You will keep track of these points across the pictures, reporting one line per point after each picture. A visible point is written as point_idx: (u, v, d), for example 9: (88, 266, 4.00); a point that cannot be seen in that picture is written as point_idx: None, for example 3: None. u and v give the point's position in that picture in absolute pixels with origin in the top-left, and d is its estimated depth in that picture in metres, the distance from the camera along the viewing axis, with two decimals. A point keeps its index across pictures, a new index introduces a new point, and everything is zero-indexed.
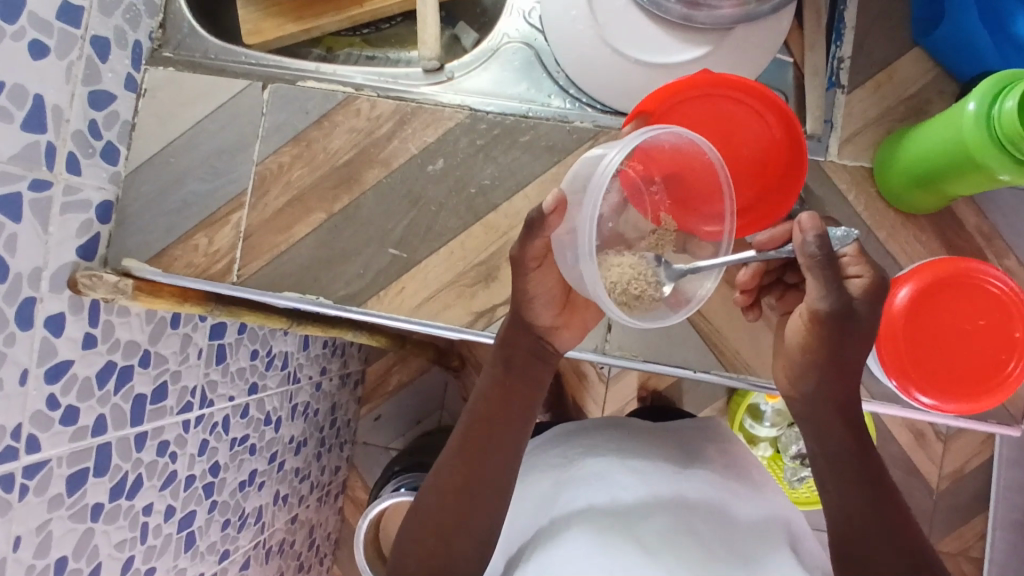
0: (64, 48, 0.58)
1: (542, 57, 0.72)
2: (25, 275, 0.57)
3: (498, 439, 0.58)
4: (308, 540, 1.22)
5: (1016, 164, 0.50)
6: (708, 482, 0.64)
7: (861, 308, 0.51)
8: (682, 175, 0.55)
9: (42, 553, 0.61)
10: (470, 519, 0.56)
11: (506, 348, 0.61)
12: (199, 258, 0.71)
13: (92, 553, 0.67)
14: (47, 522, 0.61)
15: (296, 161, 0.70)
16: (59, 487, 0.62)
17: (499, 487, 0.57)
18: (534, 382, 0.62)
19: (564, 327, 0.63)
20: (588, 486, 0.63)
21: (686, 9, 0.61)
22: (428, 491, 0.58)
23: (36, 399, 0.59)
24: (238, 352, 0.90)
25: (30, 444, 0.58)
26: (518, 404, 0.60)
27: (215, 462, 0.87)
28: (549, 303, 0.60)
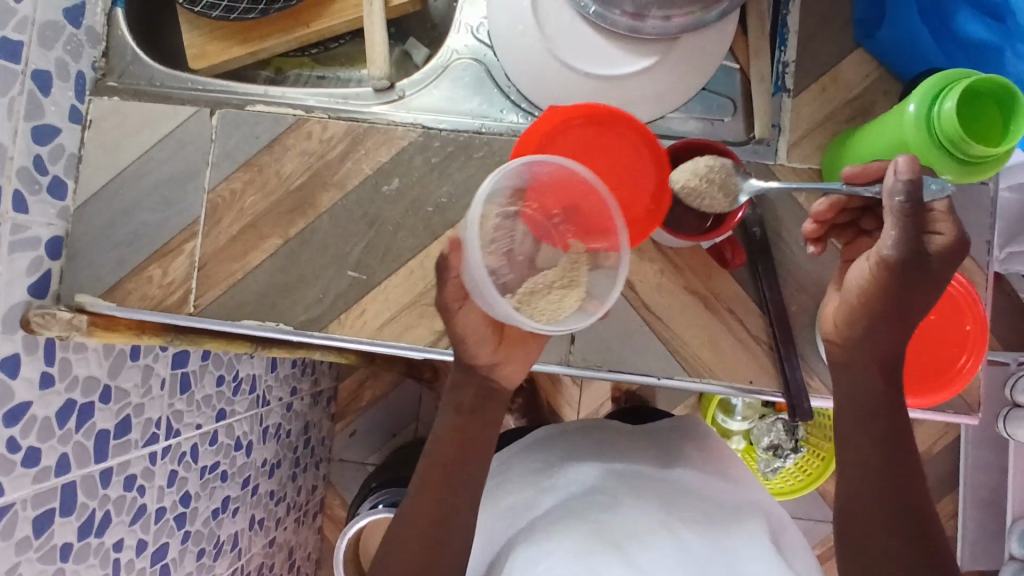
0: (4, 85, 0.56)
1: (492, 71, 0.72)
2: None
3: (461, 478, 0.61)
4: (288, 561, 1.21)
5: (957, 164, 0.51)
6: (688, 482, 0.64)
7: (933, 263, 0.56)
8: (577, 200, 0.58)
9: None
10: (442, 556, 0.57)
11: (457, 391, 0.64)
12: (154, 290, 0.69)
13: None
14: (16, 566, 0.60)
15: (249, 186, 0.69)
16: (25, 530, 0.60)
17: (465, 521, 0.59)
18: (490, 425, 0.64)
19: (506, 361, 0.64)
20: (565, 493, 0.62)
21: (633, 20, 0.61)
22: (397, 537, 0.58)
23: None
24: (203, 379, 0.88)
25: None
26: (474, 445, 0.63)
27: (186, 492, 0.86)
28: (484, 339, 0.62)
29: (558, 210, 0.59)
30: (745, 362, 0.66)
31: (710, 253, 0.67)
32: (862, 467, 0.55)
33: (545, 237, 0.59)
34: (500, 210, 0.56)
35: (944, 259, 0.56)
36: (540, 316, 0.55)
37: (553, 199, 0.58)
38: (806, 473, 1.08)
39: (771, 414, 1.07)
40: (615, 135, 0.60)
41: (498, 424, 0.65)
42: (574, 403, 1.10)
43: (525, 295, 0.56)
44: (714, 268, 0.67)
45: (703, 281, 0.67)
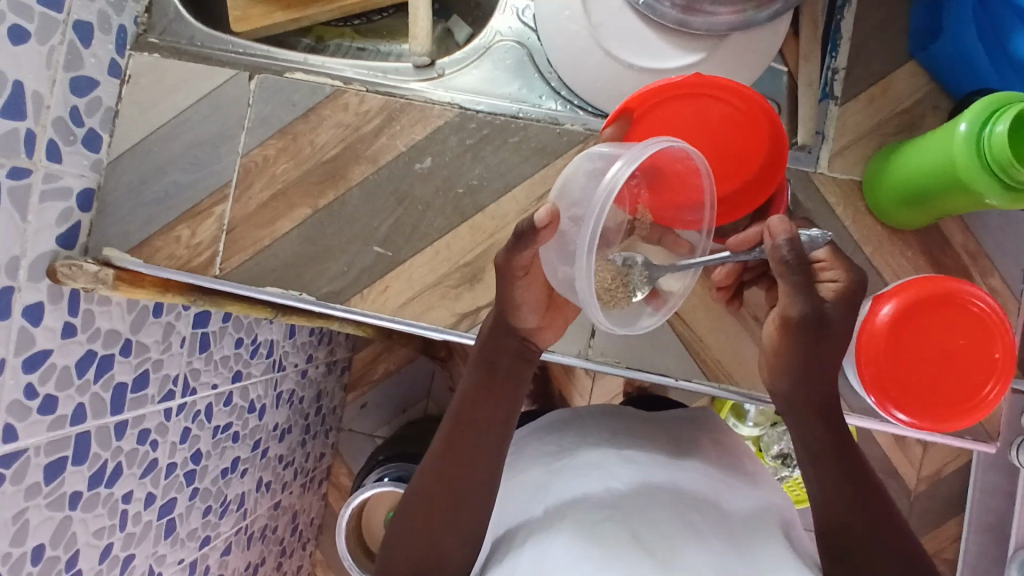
0: (44, 34, 0.57)
1: (534, 56, 0.71)
2: (3, 265, 0.56)
3: (478, 437, 0.59)
4: (291, 525, 1.23)
5: (1004, 189, 0.50)
6: (707, 476, 0.63)
7: (836, 317, 0.52)
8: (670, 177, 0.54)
9: (19, 542, 0.61)
10: (455, 524, 0.56)
11: (491, 351, 0.62)
12: (181, 250, 0.70)
13: (69, 541, 0.67)
14: (24, 511, 0.61)
15: (281, 154, 0.69)
16: (36, 476, 0.62)
17: (484, 488, 0.58)
18: (518, 384, 0.62)
19: (545, 329, 0.63)
20: (578, 477, 0.61)
21: (683, 14, 0.61)
22: (412, 501, 0.58)
23: (12, 389, 0.58)
24: (222, 340, 0.89)
25: (6, 434, 0.58)
26: (492, 415, 0.60)
27: (197, 450, 0.87)
28: (535, 308, 0.61)
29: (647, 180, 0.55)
30: None
31: None
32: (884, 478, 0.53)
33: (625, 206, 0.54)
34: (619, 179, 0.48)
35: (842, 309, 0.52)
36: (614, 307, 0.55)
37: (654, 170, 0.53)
38: None
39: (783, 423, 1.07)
40: (703, 100, 0.59)
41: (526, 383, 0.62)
42: (585, 394, 1.10)
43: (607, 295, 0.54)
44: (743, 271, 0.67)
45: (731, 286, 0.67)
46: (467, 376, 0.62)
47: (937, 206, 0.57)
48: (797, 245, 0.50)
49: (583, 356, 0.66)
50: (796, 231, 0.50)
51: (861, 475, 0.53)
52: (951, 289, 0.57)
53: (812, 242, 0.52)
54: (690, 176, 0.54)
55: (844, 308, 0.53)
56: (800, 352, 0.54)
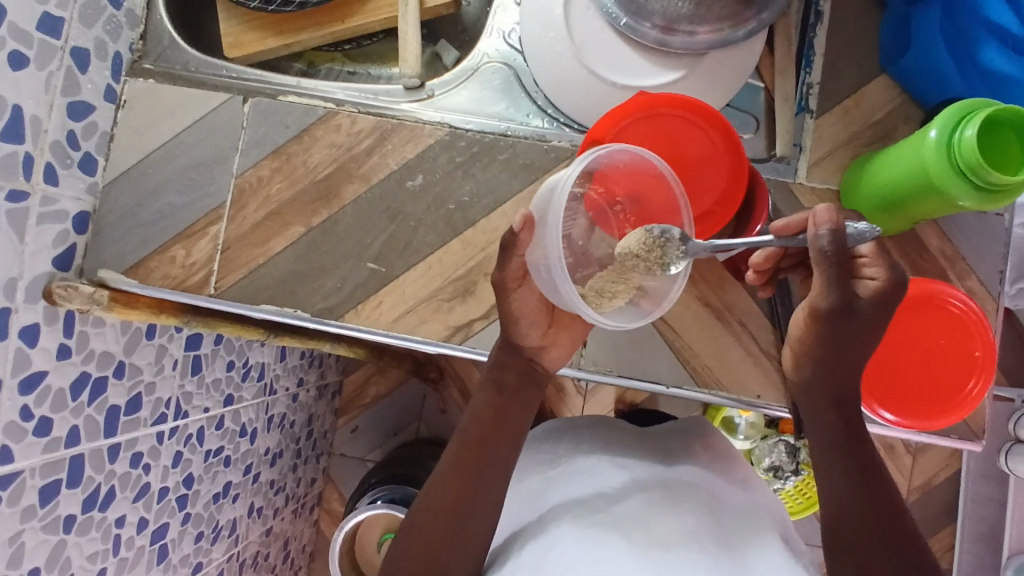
0: (43, 60, 0.58)
1: (521, 76, 0.73)
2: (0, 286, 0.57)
3: (489, 453, 0.60)
4: (283, 552, 1.22)
5: (975, 192, 0.52)
6: (702, 478, 0.63)
7: (867, 311, 0.52)
8: (642, 191, 0.58)
9: (15, 565, 0.61)
10: (467, 533, 0.56)
11: (498, 370, 0.63)
12: (176, 270, 0.71)
13: (64, 565, 0.67)
14: (20, 533, 0.61)
15: (275, 174, 0.71)
16: (32, 498, 0.61)
17: (491, 501, 0.58)
18: (527, 406, 0.63)
19: (553, 345, 0.64)
20: (576, 482, 0.62)
21: (662, 33, 0.63)
22: (422, 514, 0.58)
23: (9, 411, 0.58)
24: (214, 363, 0.90)
25: (2, 455, 0.58)
26: (503, 431, 0.61)
27: (189, 474, 0.87)
28: (535, 322, 0.62)
29: (620, 196, 0.59)
30: (754, 375, 0.67)
31: (724, 264, 0.68)
32: (877, 471, 0.54)
33: (601, 222, 0.59)
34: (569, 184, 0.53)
35: (875, 306, 0.51)
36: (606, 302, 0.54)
37: (617, 186, 0.58)
38: (806, 496, 1.08)
39: (773, 435, 1.09)
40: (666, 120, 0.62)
41: (534, 406, 0.64)
42: (577, 412, 1.10)
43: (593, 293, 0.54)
44: (727, 279, 0.68)
45: (717, 293, 0.68)
46: (480, 395, 0.63)
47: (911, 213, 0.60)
48: (839, 237, 0.49)
49: (578, 368, 0.67)
50: (841, 224, 0.49)
51: (864, 475, 0.54)
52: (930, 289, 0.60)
53: (858, 235, 0.49)
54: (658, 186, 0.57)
55: (879, 306, 0.52)
56: (826, 342, 0.54)
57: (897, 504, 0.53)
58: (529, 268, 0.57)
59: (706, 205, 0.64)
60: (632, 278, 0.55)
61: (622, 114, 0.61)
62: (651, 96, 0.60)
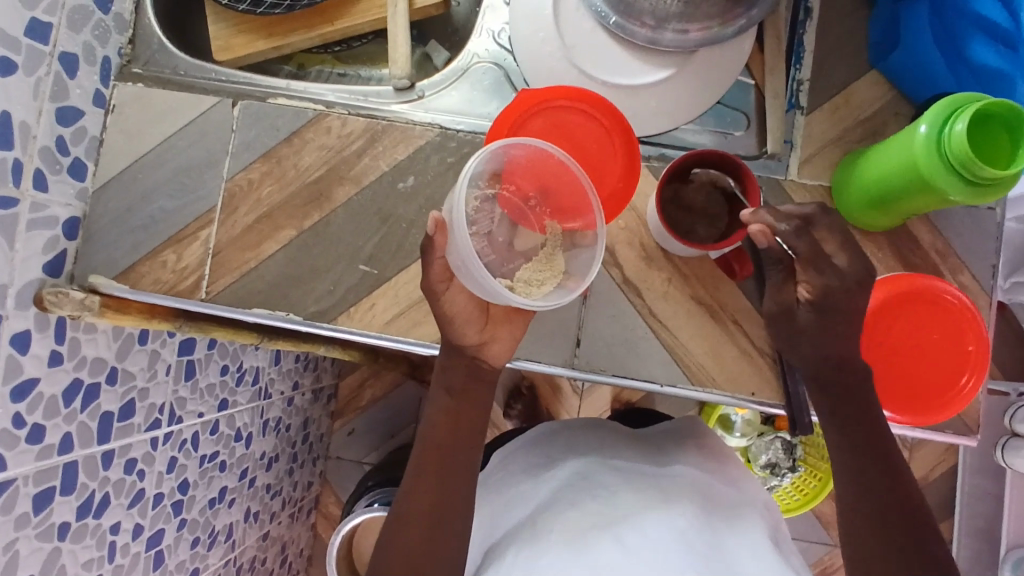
0: (31, 65, 0.58)
1: (511, 76, 0.72)
2: None
3: (454, 460, 0.61)
4: (279, 556, 1.23)
5: (966, 186, 0.52)
6: (689, 475, 0.64)
7: None
8: (548, 181, 0.59)
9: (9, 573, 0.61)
10: (447, 540, 0.57)
11: (447, 376, 0.64)
12: (167, 274, 0.70)
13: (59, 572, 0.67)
14: (14, 541, 0.61)
15: (266, 178, 0.70)
16: (25, 506, 0.61)
17: (462, 507, 0.59)
18: (480, 408, 0.65)
19: (493, 340, 0.65)
20: (568, 484, 0.62)
21: (653, 32, 0.63)
22: (396, 528, 0.58)
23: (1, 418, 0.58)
24: (207, 367, 0.91)
25: None
26: (464, 435, 0.63)
27: (184, 479, 0.89)
28: (471, 321, 0.62)
29: (531, 193, 0.60)
30: (747, 373, 0.67)
31: (716, 263, 0.68)
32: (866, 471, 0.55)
33: (517, 219, 0.60)
34: (479, 194, 0.57)
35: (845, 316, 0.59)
36: (526, 291, 0.55)
37: (524, 182, 0.59)
38: (802, 493, 1.07)
39: (769, 433, 1.09)
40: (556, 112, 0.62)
41: (487, 405, 0.65)
42: (573, 413, 1.10)
43: (520, 283, 0.56)
44: (719, 277, 0.68)
45: (709, 291, 0.68)
46: (433, 402, 0.64)
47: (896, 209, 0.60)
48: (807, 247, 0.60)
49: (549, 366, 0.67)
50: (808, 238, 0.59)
51: None
52: (929, 286, 0.59)
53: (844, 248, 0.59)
54: (556, 170, 0.58)
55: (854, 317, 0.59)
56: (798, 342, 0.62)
57: (885, 499, 0.54)
58: (454, 271, 0.59)
59: (612, 190, 0.64)
60: (557, 264, 0.59)
61: (519, 110, 0.62)
62: (533, 91, 0.61)
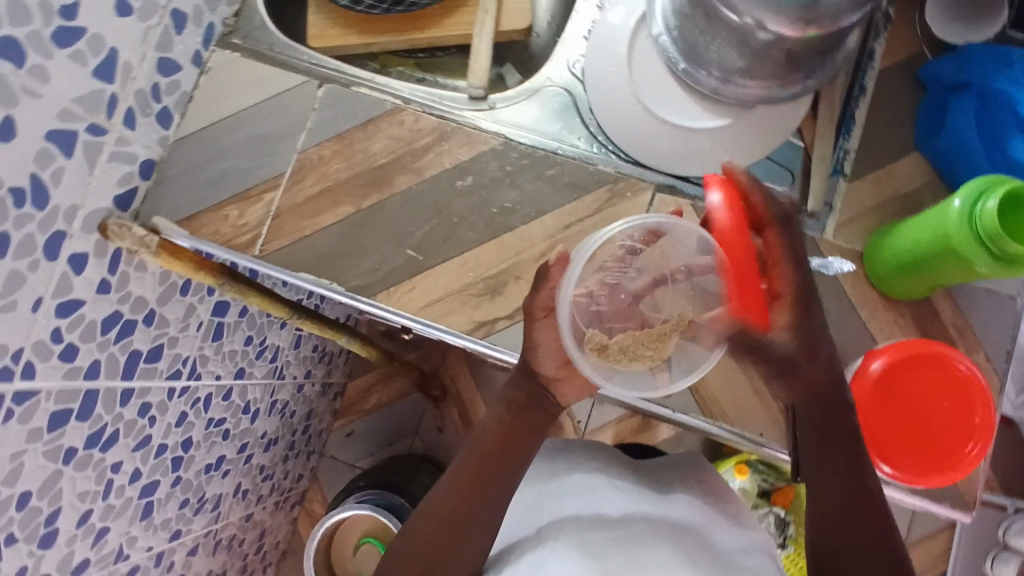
0: (146, 14, 0.66)
1: (578, 104, 0.76)
2: (62, 210, 0.63)
3: (493, 474, 0.63)
4: (257, 542, 1.24)
5: (994, 260, 0.55)
6: (694, 508, 0.65)
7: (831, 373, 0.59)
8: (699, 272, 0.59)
9: (11, 482, 0.67)
10: (459, 546, 0.60)
11: (512, 390, 0.66)
12: (226, 228, 0.74)
13: (54, 496, 0.73)
14: (22, 452, 0.67)
15: (336, 156, 0.75)
16: (41, 420, 0.68)
17: (487, 520, 0.61)
18: (536, 426, 0.66)
19: (564, 378, 0.65)
20: (573, 499, 0.65)
21: (717, 83, 0.68)
22: (421, 520, 0.62)
23: (41, 329, 0.65)
24: (234, 334, 0.97)
25: (25, 370, 0.64)
26: (512, 448, 0.64)
27: (188, 438, 0.94)
28: (552, 352, 0.64)
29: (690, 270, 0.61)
30: (758, 413, 0.69)
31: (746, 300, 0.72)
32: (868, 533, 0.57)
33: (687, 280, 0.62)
34: (627, 243, 0.62)
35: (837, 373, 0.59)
36: (614, 358, 0.60)
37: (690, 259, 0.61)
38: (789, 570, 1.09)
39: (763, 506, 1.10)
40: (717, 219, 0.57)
41: (542, 428, 0.66)
42: None
43: (618, 352, 0.60)
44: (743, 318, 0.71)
45: None
46: (492, 412, 0.66)
47: (907, 279, 0.64)
48: None
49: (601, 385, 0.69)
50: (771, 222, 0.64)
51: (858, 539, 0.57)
52: (938, 353, 0.61)
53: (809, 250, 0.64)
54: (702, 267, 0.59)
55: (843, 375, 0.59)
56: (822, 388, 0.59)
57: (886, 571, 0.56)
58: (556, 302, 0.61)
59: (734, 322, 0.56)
60: (664, 350, 0.61)
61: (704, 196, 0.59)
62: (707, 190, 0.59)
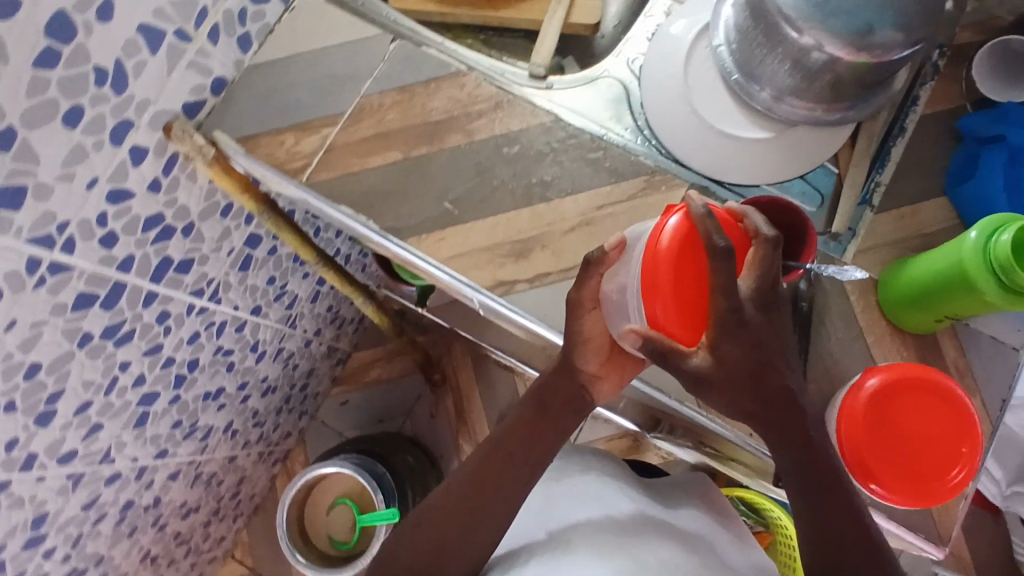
0: None
1: (630, 98, 0.80)
2: (135, 100, 0.67)
3: (515, 463, 0.76)
4: (234, 486, 1.25)
5: (1003, 290, 0.59)
6: (689, 523, 0.79)
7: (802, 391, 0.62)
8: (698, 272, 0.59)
9: (27, 348, 0.69)
10: (480, 519, 0.73)
11: (542, 392, 0.76)
12: (280, 152, 0.78)
13: (62, 376, 0.76)
14: (43, 322, 0.70)
15: (395, 106, 0.78)
16: (67, 297, 0.71)
17: (508, 501, 0.74)
18: (561, 425, 0.77)
19: (604, 378, 0.74)
20: (586, 503, 0.79)
21: (769, 99, 0.71)
22: (442, 500, 0.76)
23: (90, 207, 0.68)
24: (259, 270, 1.00)
25: (66, 242, 0.67)
26: (536, 444, 0.76)
27: (195, 359, 0.96)
28: (594, 354, 0.72)
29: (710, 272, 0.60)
30: None
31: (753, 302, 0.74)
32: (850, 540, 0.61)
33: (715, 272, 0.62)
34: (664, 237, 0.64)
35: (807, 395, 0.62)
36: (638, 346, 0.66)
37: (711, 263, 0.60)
38: None
39: None
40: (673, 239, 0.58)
41: (567, 428, 0.77)
42: None
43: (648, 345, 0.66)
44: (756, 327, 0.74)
45: None
46: (521, 407, 0.78)
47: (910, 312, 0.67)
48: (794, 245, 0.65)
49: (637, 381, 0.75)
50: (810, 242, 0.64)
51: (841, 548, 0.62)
52: (927, 376, 0.63)
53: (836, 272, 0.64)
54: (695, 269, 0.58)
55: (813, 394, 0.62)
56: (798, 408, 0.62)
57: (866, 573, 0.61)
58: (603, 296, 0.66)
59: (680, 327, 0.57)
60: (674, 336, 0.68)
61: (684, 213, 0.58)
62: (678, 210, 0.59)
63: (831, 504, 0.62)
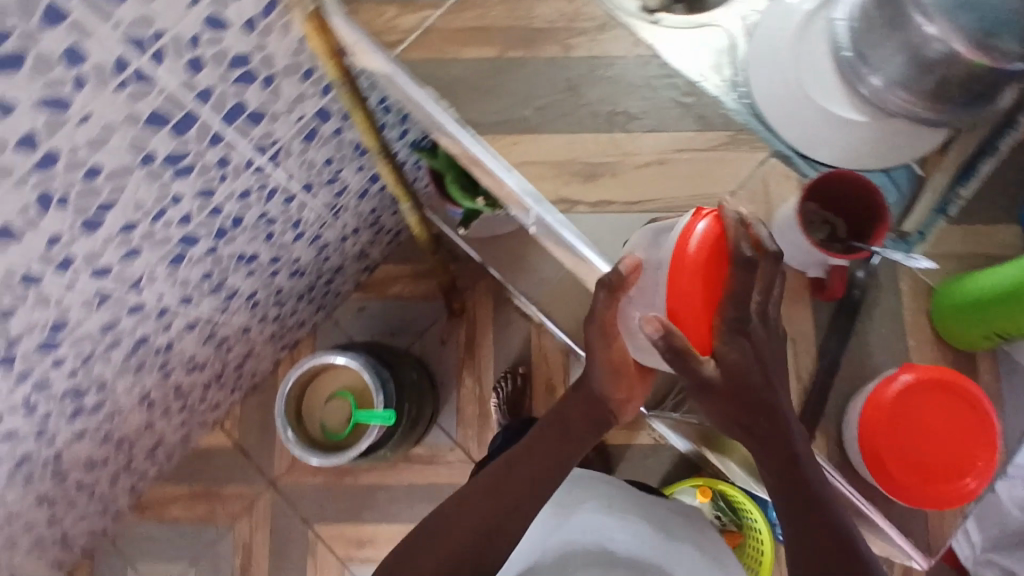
0: None
1: (735, 52, 0.75)
2: None
3: (537, 475, 0.85)
4: (241, 356, 1.27)
5: None
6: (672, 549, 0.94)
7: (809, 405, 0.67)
8: None
9: (95, 147, 0.70)
10: (509, 522, 0.82)
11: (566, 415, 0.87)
12: (378, 22, 0.77)
13: (118, 188, 0.76)
14: (116, 126, 0.70)
15: (500, 3, 0.77)
16: (145, 108, 0.71)
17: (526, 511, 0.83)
18: (583, 441, 0.87)
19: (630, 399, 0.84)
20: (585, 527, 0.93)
21: (878, 88, 0.66)
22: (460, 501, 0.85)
23: (190, 24, 0.68)
24: (321, 146, 1.01)
25: (158, 51, 0.67)
26: (556, 458, 0.85)
27: (240, 216, 0.97)
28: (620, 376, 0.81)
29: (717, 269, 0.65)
30: None
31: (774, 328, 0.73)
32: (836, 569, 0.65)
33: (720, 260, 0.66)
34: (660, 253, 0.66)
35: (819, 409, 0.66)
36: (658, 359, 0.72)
37: None
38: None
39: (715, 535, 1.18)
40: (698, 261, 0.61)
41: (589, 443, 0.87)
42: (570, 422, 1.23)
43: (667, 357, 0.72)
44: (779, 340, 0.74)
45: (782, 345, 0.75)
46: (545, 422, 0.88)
47: (958, 333, 0.67)
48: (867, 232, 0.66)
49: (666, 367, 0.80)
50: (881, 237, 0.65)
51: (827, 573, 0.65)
52: (959, 382, 0.63)
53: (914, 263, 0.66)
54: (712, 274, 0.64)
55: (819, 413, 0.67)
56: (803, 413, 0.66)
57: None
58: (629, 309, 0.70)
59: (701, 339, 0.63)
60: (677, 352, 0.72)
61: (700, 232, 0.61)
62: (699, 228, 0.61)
63: (816, 526, 0.65)
